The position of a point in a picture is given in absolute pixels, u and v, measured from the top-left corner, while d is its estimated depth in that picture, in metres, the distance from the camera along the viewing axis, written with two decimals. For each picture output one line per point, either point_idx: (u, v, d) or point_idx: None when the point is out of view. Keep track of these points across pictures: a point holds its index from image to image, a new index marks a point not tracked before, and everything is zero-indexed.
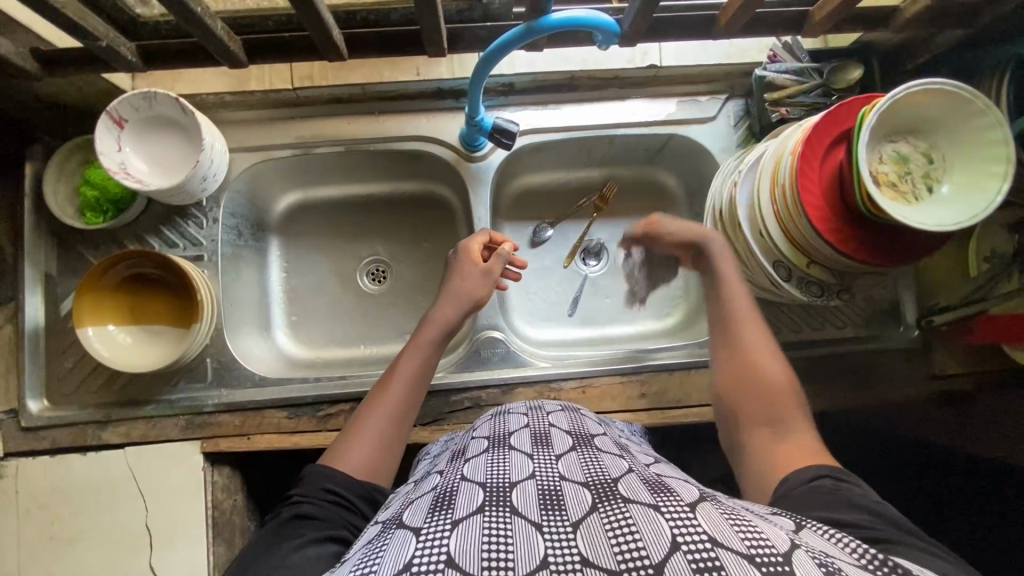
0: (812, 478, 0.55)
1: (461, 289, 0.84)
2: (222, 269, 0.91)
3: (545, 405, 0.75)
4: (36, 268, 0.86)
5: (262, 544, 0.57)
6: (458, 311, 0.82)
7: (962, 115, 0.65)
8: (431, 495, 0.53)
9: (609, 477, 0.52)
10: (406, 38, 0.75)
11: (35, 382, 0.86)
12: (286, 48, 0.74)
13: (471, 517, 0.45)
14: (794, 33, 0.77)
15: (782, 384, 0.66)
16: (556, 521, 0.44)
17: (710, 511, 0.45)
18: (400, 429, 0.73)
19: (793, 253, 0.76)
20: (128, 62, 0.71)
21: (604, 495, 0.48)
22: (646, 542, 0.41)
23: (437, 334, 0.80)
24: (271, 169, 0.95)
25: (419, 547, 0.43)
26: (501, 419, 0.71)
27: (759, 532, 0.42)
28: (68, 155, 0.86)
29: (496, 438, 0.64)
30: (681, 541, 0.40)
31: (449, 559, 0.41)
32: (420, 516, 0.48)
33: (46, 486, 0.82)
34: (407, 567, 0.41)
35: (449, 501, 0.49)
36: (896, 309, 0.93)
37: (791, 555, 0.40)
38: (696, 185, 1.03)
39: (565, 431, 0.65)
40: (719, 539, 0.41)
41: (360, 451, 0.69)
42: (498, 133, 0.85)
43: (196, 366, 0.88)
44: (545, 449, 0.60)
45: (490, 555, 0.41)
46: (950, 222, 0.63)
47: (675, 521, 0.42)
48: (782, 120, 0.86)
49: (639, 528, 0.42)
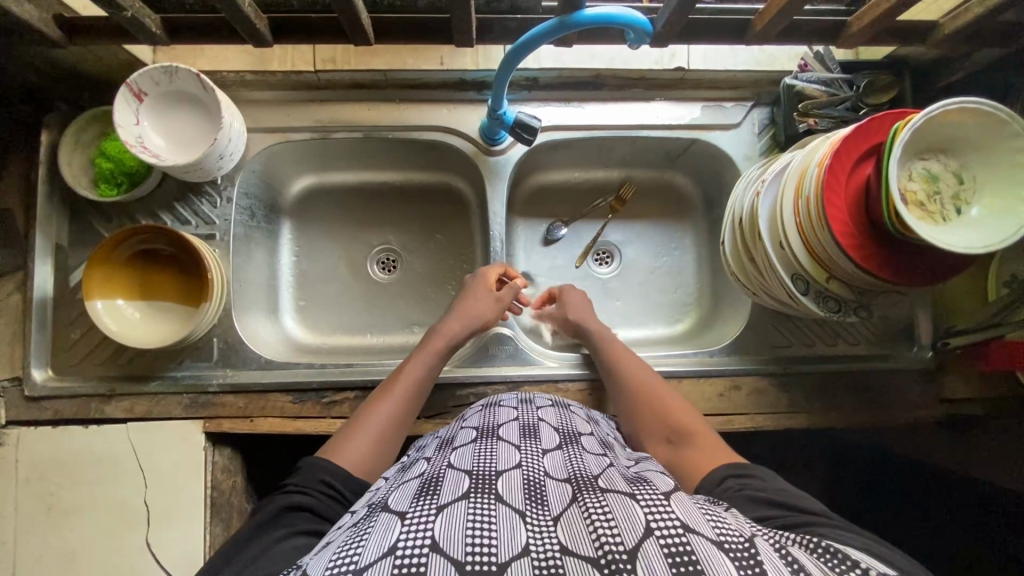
0: (723, 479, 0.58)
1: (469, 308, 0.85)
2: (234, 249, 0.91)
3: (535, 399, 0.75)
4: (48, 237, 0.86)
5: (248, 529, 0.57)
6: (465, 329, 0.84)
7: (1000, 136, 0.64)
8: (417, 481, 0.52)
9: (592, 474, 0.53)
10: (434, 25, 0.73)
11: (39, 351, 0.85)
12: (312, 30, 0.73)
13: (456, 502, 0.45)
14: (829, 43, 0.76)
15: (668, 398, 0.74)
16: (539, 513, 0.45)
17: (684, 501, 0.47)
18: (400, 429, 0.73)
19: (812, 266, 0.74)
20: (152, 35, 0.70)
21: (584, 487, 0.49)
22: (621, 529, 0.42)
23: (445, 345, 0.81)
24: (287, 150, 0.94)
25: (404, 530, 0.42)
26: (491, 410, 0.70)
27: (728, 522, 0.45)
28: (86, 125, 0.85)
29: (485, 428, 0.64)
30: (655, 527, 0.42)
31: (434, 543, 0.41)
32: (405, 501, 0.48)
33: (47, 456, 0.82)
34: (391, 551, 0.40)
35: (435, 486, 0.49)
36: (910, 329, 0.91)
37: (752, 539, 0.43)
38: (714, 193, 1.02)
39: (553, 427, 0.65)
40: (691, 525, 0.43)
41: (360, 445, 0.69)
42: (520, 127, 0.84)
43: (202, 346, 0.88)
44: (532, 442, 0.59)
45: (474, 541, 0.41)
46: (979, 245, 0.62)
47: (650, 508, 0.44)
48: (810, 131, 0.85)
49: (614, 516, 0.44)
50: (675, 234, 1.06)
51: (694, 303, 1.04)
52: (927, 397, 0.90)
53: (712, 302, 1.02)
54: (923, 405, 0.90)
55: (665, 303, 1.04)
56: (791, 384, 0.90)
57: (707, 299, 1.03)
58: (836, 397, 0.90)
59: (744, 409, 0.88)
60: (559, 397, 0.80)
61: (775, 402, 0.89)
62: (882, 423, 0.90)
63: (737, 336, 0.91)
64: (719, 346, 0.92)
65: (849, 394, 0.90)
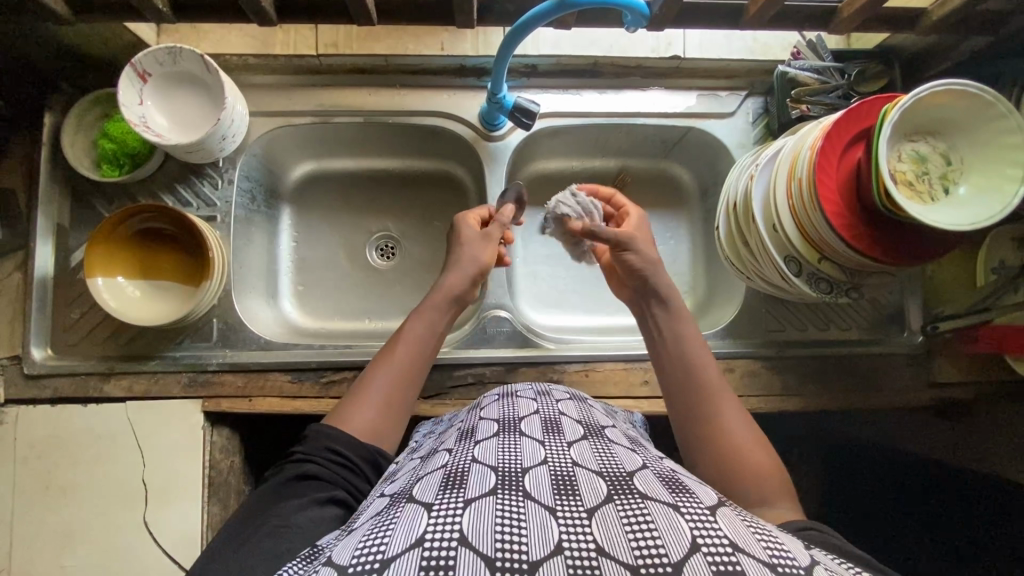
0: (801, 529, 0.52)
1: (465, 254, 0.82)
2: (235, 231, 0.91)
3: (552, 391, 0.70)
4: (49, 217, 0.86)
5: (264, 501, 0.58)
6: (464, 278, 0.81)
7: (982, 118, 0.66)
8: (440, 472, 0.50)
9: (625, 471, 0.49)
10: (434, 8, 0.75)
11: (38, 330, 0.86)
12: (317, 10, 0.75)
13: (485, 497, 0.43)
14: (821, 30, 0.78)
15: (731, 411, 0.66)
16: (570, 507, 0.43)
17: (729, 516, 0.43)
18: (408, 390, 0.72)
19: (803, 246, 0.76)
20: (157, 11, 0.71)
21: (619, 487, 0.46)
22: (664, 539, 0.39)
23: (443, 298, 0.79)
24: (289, 134, 0.95)
25: (432, 521, 0.41)
26: (509, 402, 0.66)
27: (782, 544, 0.41)
28: (89, 106, 0.86)
29: (505, 421, 0.59)
30: (701, 543, 0.39)
31: (463, 537, 0.39)
32: (431, 492, 0.46)
33: (45, 435, 0.82)
34: (419, 542, 0.39)
35: (461, 479, 0.47)
36: (902, 315, 0.93)
37: (812, 569, 0.39)
38: (710, 182, 1.04)
39: (575, 420, 0.61)
40: (741, 544, 0.39)
41: (369, 412, 0.68)
42: (519, 111, 0.86)
43: (202, 326, 0.88)
44: (557, 436, 0.55)
45: (505, 537, 0.39)
46: (966, 222, 0.63)
47: (694, 521, 0.41)
48: (801, 117, 0.86)
49: (656, 525, 0.40)
50: (672, 223, 1.07)
51: (690, 290, 1.05)
52: (918, 382, 0.92)
53: (707, 288, 1.04)
54: (915, 389, 0.92)
55: None
56: (784, 367, 0.91)
57: (702, 286, 1.05)
58: (828, 380, 0.91)
59: (739, 392, 0.90)
60: (575, 391, 0.75)
61: (768, 384, 0.90)
62: (874, 406, 0.92)
63: (732, 320, 0.93)
64: (714, 330, 0.94)
65: (841, 378, 0.91)
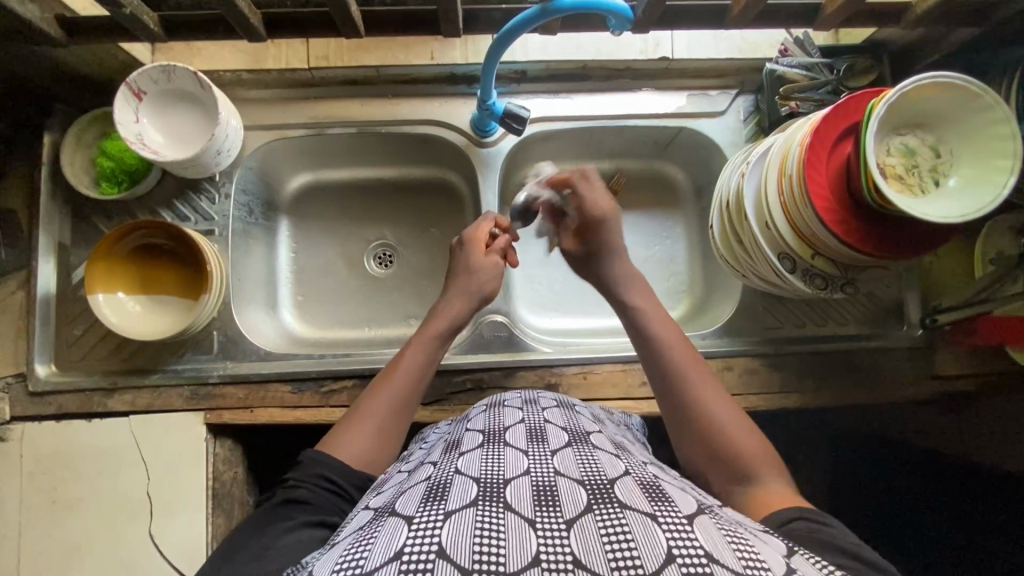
0: (790, 520, 0.52)
1: (471, 283, 0.81)
2: (233, 245, 0.92)
3: (540, 400, 0.70)
4: (50, 236, 0.88)
5: (252, 527, 0.57)
6: (468, 305, 0.80)
7: (967, 109, 0.66)
8: (424, 485, 0.49)
9: (606, 477, 0.48)
10: (419, 17, 0.76)
11: (44, 347, 0.87)
12: (303, 23, 0.76)
13: (465, 509, 0.42)
14: (806, 26, 0.79)
15: (718, 405, 0.65)
16: (549, 518, 0.42)
17: (707, 524, 0.42)
18: (402, 421, 0.71)
19: (798, 244, 0.76)
20: (151, 32, 0.73)
21: (599, 496, 0.44)
22: (640, 549, 0.38)
23: (448, 327, 0.78)
24: (284, 147, 0.96)
25: (411, 534, 0.40)
26: (496, 412, 0.66)
27: (756, 552, 0.40)
28: (87, 126, 0.87)
29: (490, 432, 0.59)
30: (675, 553, 0.38)
31: (441, 549, 0.38)
32: (413, 504, 0.45)
33: (50, 450, 0.83)
34: (398, 555, 0.38)
35: (443, 492, 0.46)
36: (900, 309, 0.92)
37: None
38: (704, 181, 1.04)
39: (561, 428, 0.60)
40: (714, 554, 0.39)
41: (360, 440, 0.67)
42: (509, 117, 0.87)
43: (203, 339, 0.90)
44: (541, 445, 0.55)
45: (483, 549, 0.38)
46: (956, 214, 0.64)
47: (671, 531, 0.40)
48: (791, 114, 0.86)
49: (632, 534, 0.40)
50: (667, 223, 1.07)
51: (688, 289, 1.05)
52: (919, 375, 0.91)
53: (705, 287, 1.04)
54: (914, 383, 0.91)
55: (659, 290, 1.05)
56: (783, 364, 0.91)
57: (700, 286, 1.05)
58: (828, 376, 0.91)
59: (739, 390, 0.90)
60: (569, 398, 0.75)
61: (767, 382, 0.90)
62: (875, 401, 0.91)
63: (728, 319, 0.93)
64: (712, 329, 0.94)
65: (841, 373, 0.91)
